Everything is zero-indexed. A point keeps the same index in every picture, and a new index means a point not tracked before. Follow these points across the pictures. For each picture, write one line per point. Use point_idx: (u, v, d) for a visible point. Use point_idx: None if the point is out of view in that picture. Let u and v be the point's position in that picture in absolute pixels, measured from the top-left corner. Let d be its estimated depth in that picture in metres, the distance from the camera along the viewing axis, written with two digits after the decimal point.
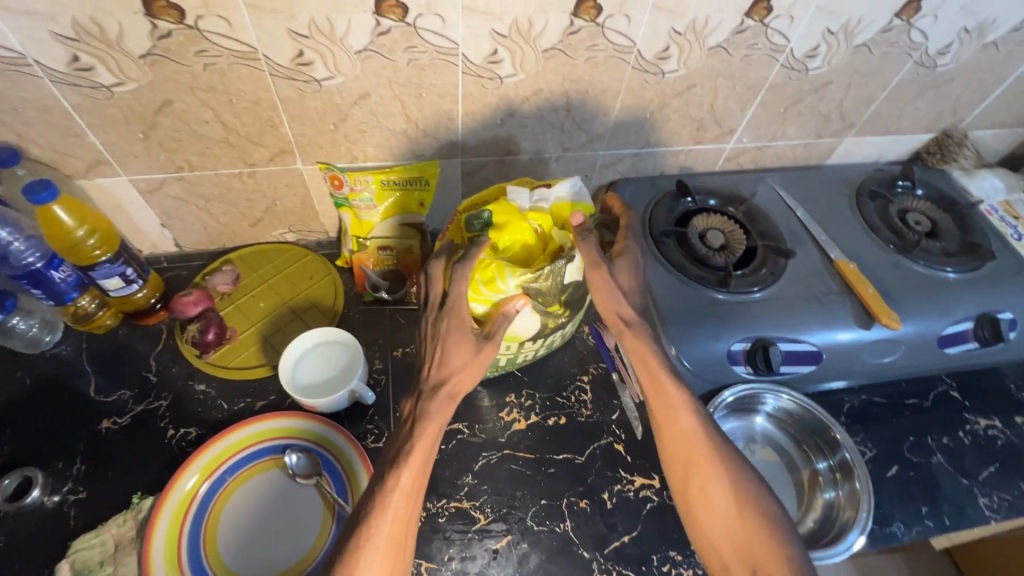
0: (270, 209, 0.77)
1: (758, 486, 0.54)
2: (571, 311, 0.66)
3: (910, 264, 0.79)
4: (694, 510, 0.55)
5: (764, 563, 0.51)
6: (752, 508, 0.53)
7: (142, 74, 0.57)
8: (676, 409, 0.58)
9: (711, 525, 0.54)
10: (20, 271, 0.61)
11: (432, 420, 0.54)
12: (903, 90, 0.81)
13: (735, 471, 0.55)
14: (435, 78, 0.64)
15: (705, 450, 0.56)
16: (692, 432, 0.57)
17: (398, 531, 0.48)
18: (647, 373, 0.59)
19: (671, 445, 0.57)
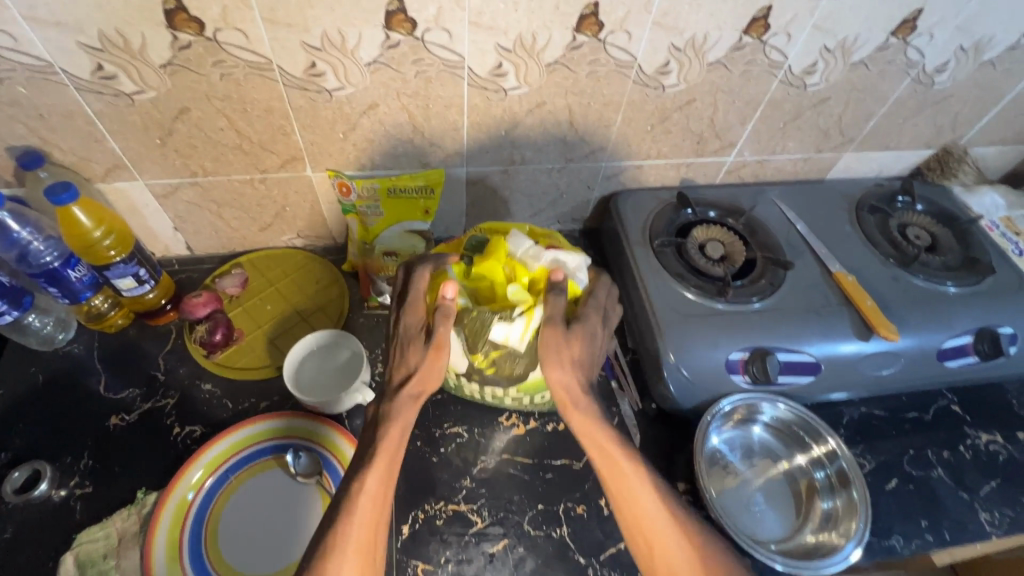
0: (280, 215, 0.79)
1: (728, 555, 0.54)
2: (504, 371, 0.63)
3: (909, 277, 0.80)
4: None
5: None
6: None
7: (161, 82, 0.60)
8: (633, 489, 0.55)
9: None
10: (39, 270, 0.64)
11: (398, 421, 0.54)
12: (901, 106, 0.83)
13: (704, 549, 0.53)
14: (442, 90, 0.66)
15: (666, 529, 0.54)
16: (654, 513, 0.54)
17: (365, 541, 0.49)
18: (598, 449, 0.57)
19: (633, 527, 0.55)
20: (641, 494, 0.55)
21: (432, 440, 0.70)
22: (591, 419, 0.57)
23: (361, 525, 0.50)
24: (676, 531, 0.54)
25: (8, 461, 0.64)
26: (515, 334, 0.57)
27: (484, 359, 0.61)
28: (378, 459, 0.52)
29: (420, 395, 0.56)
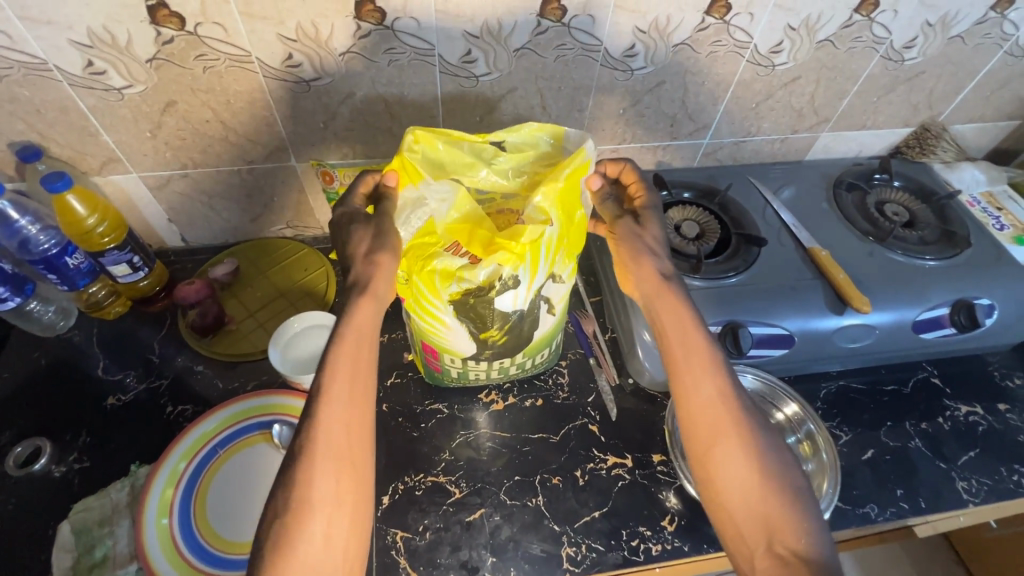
0: (269, 205, 0.82)
1: (780, 450, 0.54)
2: (515, 343, 0.64)
3: (886, 252, 0.80)
4: (711, 476, 0.54)
5: (780, 532, 0.51)
6: (770, 476, 0.52)
7: (149, 76, 0.63)
8: (703, 370, 0.57)
9: (728, 493, 0.53)
10: (38, 257, 0.67)
11: (350, 325, 0.51)
12: (874, 84, 0.84)
13: (759, 443, 0.54)
14: (415, 77, 0.69)
15: (730, 418, 0.55)
16: (718, 395, 0.55)
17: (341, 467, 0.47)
18: (676, 331, 0.59)
19: (694, 410, 0.56)
20: (709, 378, 0.56)
21: (413, 416, 0.73)
22: (677, 302, 0.60)
23: (330, 447, 0.47)
24: (733, 420, 0.54)
25: (12, 439, 0.68)
26: (521, 297, 0.59)
27: (499, 334, 0.63)
28: (335, 383, 0.49)
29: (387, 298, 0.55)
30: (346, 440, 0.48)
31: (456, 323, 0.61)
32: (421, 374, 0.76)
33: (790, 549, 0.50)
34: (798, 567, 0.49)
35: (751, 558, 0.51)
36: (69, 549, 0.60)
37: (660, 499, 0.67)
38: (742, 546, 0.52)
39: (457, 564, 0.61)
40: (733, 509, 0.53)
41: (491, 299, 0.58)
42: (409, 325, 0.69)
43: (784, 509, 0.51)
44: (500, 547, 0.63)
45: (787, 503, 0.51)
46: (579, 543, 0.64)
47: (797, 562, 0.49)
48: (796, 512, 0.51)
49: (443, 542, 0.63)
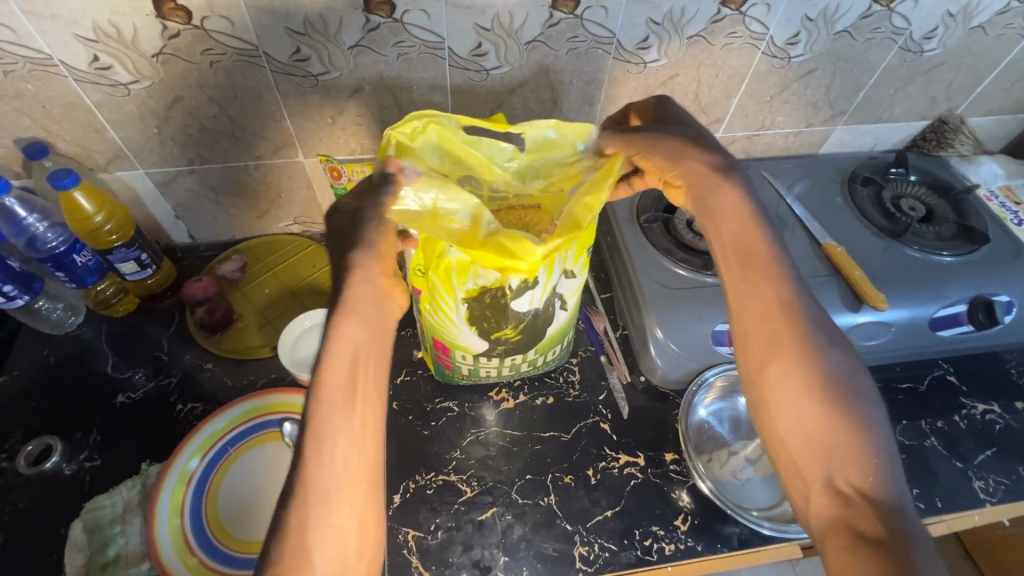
0: (276, 201, 0.81)
1: (850, 374, 0.47)
2: (527, 340, 0.64)
3: (902, 248, 0.79)
4: (765, 401, 0.49)
5: (845, 467, 0.44)
6: (833, 394, 0.46)
7: (155, 71, 0.62)
8: (765, 281, 0.50)
9: (782, 420, 0.48)
10: (46, 255, 0.67)
11: (351, 332, 0.45)
12: (891, 76, 0.82)
13: (819, 359, 0.47)
14: (424, 71, 0.68)
15: (784, 328, 0.49)
16: (782, 307, 0.49)
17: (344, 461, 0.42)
18: (733, 241, 0.52)
19: (748, 327, 0.50)
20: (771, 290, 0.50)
21: (423, 414, 0.72)
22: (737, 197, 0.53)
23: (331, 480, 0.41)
24: (789, 335, 0.48)
25: (23, 437, 0.68)
26: (537, 296, 0.58)
27: (511, 332, 0.62)
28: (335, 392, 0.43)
29: (381, 296, 0.47)
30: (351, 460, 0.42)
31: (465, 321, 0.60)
32: (431, 371, 0.75)
33: (853, 486, 0.44)
34: (862, 507, 0.43)
35: (806, 494, 0.46)
36: (81, 548, 0.60)
37: (673, 499, 0.67)
38: (795, 478, 0.47)
39: (469, 563, 0.61)
40: (786, 436, 0.47)
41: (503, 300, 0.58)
42: (420, 321, 0.68)
43: (852, 433, 0.45)
44: (513, 546, 0.62)
45: (850, 435, 0.45)
46: (592, 543, 0.63)
47: (862, 501, 0.43)
48: (864, 445, 0.44)
49: (455, 542, 0.62)
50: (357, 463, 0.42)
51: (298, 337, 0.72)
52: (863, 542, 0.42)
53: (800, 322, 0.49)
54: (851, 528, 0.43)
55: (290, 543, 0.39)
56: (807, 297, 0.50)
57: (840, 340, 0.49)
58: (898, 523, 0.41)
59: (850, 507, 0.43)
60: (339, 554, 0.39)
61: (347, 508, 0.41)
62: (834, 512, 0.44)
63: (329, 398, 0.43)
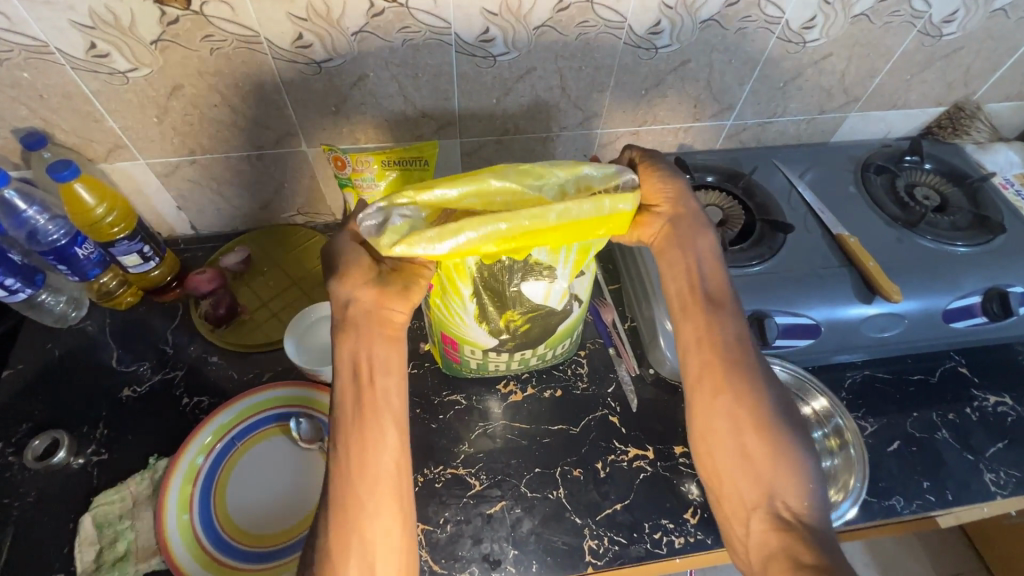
0: (279, 191, 0.80)
1: (784, 412, 0.51)
2: (536, 334, 0.63)
3: (916, 238, 0.77)
4: (709, 432, 0.51)
5: (781, 495, 0.48)
6: (773, 431, 0.49)
7: (154, 59, 0.61)
8: (712, 324, 0.54)
9: (721, 453, 0.51)
10: (48, 248, 0.66)
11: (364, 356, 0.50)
12: (908, 61, 0.80)
13: (762, 398, 0.51)
14: (430, 58, 0.66)
15: (732, 368, 0.52)
16: (729, 348, 0.53)
17: (372, 468, 0.47)
18: (687, 290, 0.56)
19: (695, 367, 0.54)
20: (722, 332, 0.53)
21: (431, 407, 0.72)
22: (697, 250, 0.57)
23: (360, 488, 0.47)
24: (734, 374, 0.52)
25: (30, 431, 0.68)
26: (554, 293, 0.59)
27: (519, 319, 0.61)
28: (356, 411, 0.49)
29: (376, 306, 0.51)
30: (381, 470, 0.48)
31: (469, 316, 0.60)
32: (438, 364, 0.75)
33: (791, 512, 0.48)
34: (798, 532, 0.47)
35: (746, 522, 0.49)
36: (91, 542, 0.60)
37: (682, 492, 0.67)
38: (734, 510, 0.50)
39: (478, 556, 0.61)
40: (726, 469, 0.50)
41: (516, 295, 0.58)
42: (428, 315, 0.67)
43: (787, 466, 0.48)
44: (522, 540, 0.62)
45: (782, 467, 0.48)
46: (601, 536, 0.63)
47: (797, 525, 0.47)
48: (794, 476, 0.48)
49: (464, 536, 0.62)
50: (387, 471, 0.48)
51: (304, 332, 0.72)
52: (801, 569, 0.45)
53: (742, 361, 0.52)
54: (791, 554, 0.46)
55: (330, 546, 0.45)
56: (750, 341, 0.54)
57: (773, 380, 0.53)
58: (826, 549, 0.45)
59: (791, 535, 0.47)
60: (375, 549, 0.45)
61: (381, 509, 0.46)
62: (773, 538, 0.47)
63: (351, 413, 0.49)
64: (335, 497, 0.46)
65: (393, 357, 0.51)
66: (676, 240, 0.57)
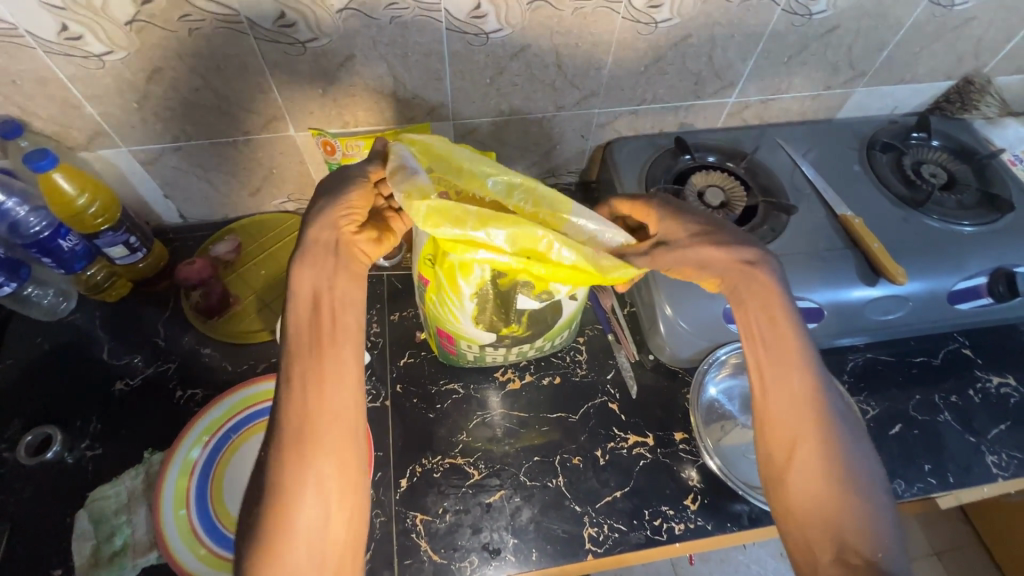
0: (268, 177, 0.78)
1: (858, 451, 0.51)
2: (534, 329, 0.63)
3: (922, 218, 0.75)
4: (780, 474, 0.51)
5: (851, 542, 0.47)
6: (845, 475, 0.49)
7: (130, 41, 0.58)
8: (787, 370, 0.53)
9: (796, 488, 0.51)
10: (31, 240, 0.64)
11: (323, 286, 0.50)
12: (917, 34, 0.77)
13: (839, 443, 0.51)
14: (420, 36, 0.63)
15: (809, 412, 0.51)
16: (803, 391, 0.52)
17: (323, 418, 0.47)
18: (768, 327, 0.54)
19: (772, 411, 0.53)
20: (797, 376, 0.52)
21: (428, 396, 0.71)
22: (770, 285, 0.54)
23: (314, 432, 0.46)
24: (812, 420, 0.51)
25: (23, 427, 0.67)
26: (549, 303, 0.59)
27: (519, 330, 0.62)
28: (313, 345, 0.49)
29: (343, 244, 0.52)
30: (334, 416, 0.47)
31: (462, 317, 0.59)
32: (434, 353, 0.73)
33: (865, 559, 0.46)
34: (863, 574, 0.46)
35: (814, 565, 0.48)
36: (88, 537, 0.60)
37: (682, 478, 0.66)
38: (805, 554, 0.49)
39: (478, 545, 0.61)
40: (797, 512, 0.50)
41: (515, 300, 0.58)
42: (423, 308, 0.66)
43: (859, 509, 0.48)
44: (521, 529, 0.62)
45: (850, 501, 0.49)
46: (601, 524, 0.63)
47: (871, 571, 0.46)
48: (870, 509, 0.48)
49: (463, 525, 0.62)
50: (341, 418, 0.47)
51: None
52: None
53: (823, 407, 0.52)
54: None
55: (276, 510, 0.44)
56: (829, 387, 0.53)
57: (850, 423, 0.53)
58: None
59: None
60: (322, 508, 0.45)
61: (331, 459, 0.46)
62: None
63: (306, 344, 0.49)
64: (287, 430, 0.46)
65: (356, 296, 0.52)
66: (745, 285, 0.55)
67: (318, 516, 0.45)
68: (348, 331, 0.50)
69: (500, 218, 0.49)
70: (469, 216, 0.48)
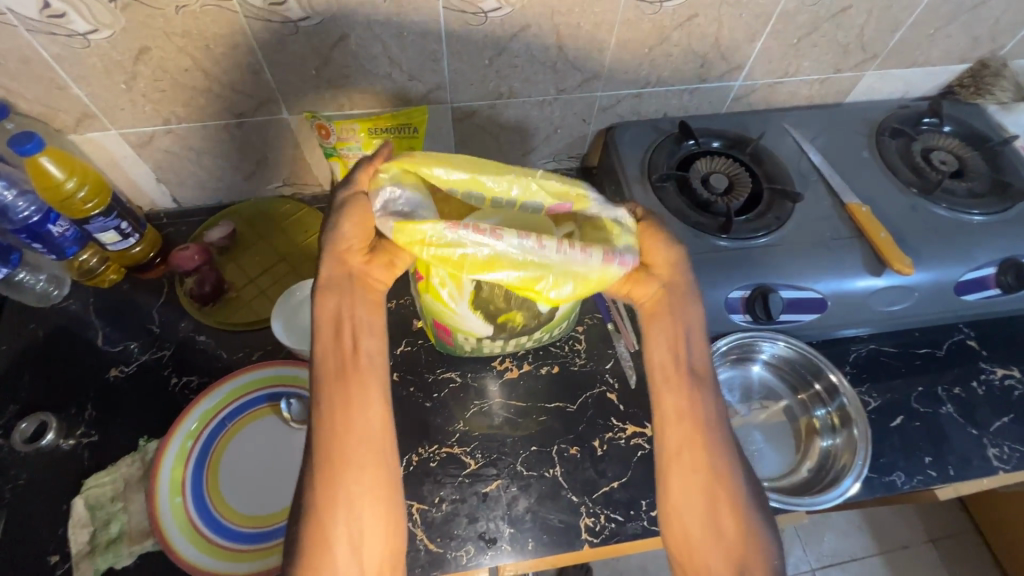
0: (262, 161, 0.76)
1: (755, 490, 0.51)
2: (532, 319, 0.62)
3: (931, 207, 0.73)
4: (674, 499, 0.51)
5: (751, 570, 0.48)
6: (742, 509, 0.50)
7: (115, 19, 0.56)
8: (693, 416, 0.52)
9: (692, 523, 0.50)
10: (20, 225, 0.63)
11: (353, 315, 0.51)
12: (932, 14, 0.74)
13: (737, 478, 0.51)
14: (415, 16, 0.61)
15: (710, 445, 0.51)
16: (703, 430, 0.51)
17: (352, 443, 0.48)
18: (672, 364, 0.54)
19: (672, 447, 0.51)
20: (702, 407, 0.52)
21: (425, 385, 0.70)
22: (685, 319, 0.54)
23: (346, 460, 0.47)
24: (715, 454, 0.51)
25: (17, 413, 0.67)
26: None
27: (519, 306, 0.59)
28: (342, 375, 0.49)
29: (360, 274, 0.52)
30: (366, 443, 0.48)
31: (463, 309, 0.58)
32: (431, 341, 0.73)
33: None
34: None
35: None
36: (84, 524, 0.60)
37: None
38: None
39: (474, 535, 0.61)
40: (691, 537, 0.50)
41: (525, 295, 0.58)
42: (419, 299, 0.65)
43: (749, 539, 0.49)
44: (518, 518, 0.62)
45: (750, 541, 0.49)
46: (597, 514, 0.63)
47: None
48: (761, 546, 0.49)
49: (459, 514, 0.62)
50: (370, 439, 0.48)
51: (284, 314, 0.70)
52: None
53: (724, 441, 0.51)
54: None
55: (313, 535, 0.45)
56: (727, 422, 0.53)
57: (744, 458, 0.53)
58: None
59: None
60: (355, 527, 0.46)
61: (360, 482, 0.47)
62: None
63: (333, 376, 0.49)
64: (319, 457, 0.47)
65: (375, 323, 0.52)
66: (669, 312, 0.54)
67: (352, 535, 0.46)
68: (376, 360, 0.51)
69: (500, 263, 0.48)
70: (474, 264, 0.48)
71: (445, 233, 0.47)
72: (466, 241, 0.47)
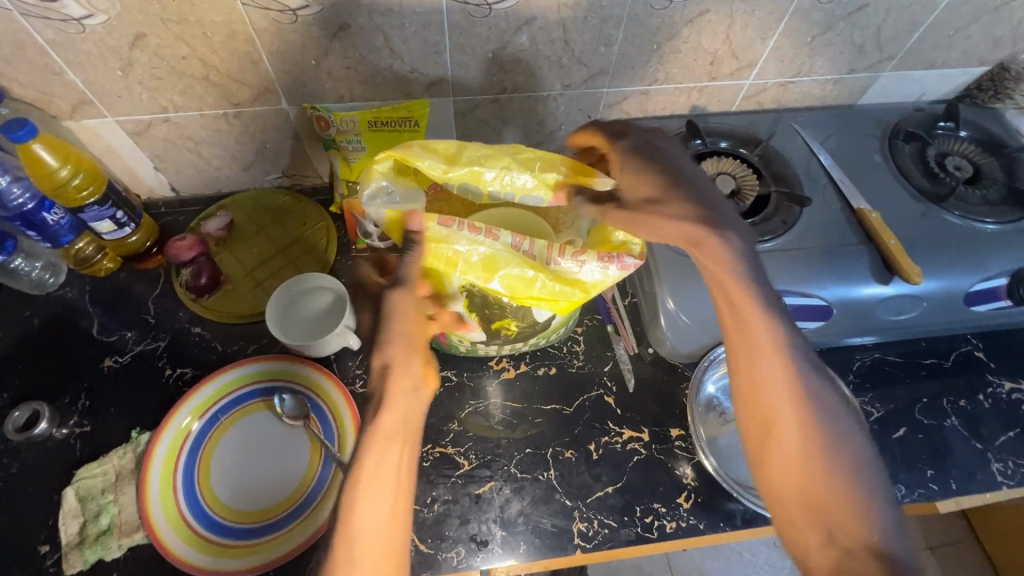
0: (261, 152, 0.75)
1: (847, 437, 0.51)
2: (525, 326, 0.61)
3: (944, 214, 0.71)
4: (765, 457, 0.51)
5: (840, 517, 0.48)
6: (829, 452, 0.50)
7: (110, 5, 0.55)
8: (768, 368, 0.51)
9: (785, 479, 0.50)
10: (15, 213, 0.62)
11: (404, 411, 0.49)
12: (953, 14, 0.71)
13: (821, 425, 0.51)
14: (417, 6, 0.59)
15: (789, 395, 0.51)
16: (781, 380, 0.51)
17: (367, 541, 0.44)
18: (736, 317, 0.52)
19: (753, 404, 0.52)
20: (771, 360, 0.51)
21: None
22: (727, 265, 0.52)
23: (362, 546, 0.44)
24: (795, 406, 0.51)
25: (11, 401, 0.66)
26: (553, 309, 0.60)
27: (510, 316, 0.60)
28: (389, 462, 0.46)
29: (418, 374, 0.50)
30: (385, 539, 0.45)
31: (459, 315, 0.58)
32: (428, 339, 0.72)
33: (854, 538, 0.47)
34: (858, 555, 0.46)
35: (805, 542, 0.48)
36: (75, 515, 0.60)
37: (676, 475, 0.65)
38: (795, 532, 0.49)
39: (466, 537, 0.60)
40: (784, 489, 0.50)
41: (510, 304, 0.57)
42: None
43: (846, 489, 0.49)
44: (510, 521, 0.61)
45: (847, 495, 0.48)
46: (591, 519, 0.62)
47: (865, 552, 0.46)
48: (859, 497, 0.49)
49: (451, 515, 0.61)
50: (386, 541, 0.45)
51: (289, 303, 0.69)
52: None
53: (804, 387, 0.51)
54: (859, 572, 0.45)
55: None
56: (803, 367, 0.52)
57: (829, 396, 0.53)
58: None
59: (850, 558, 0.46)
60: None
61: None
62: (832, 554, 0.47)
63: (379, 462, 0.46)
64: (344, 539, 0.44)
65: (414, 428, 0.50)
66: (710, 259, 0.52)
67: None
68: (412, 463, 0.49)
69: (494, 267, 0.52)
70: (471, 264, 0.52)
71: (437, 228, 0.51)
72: (463, 239, 0.51)
